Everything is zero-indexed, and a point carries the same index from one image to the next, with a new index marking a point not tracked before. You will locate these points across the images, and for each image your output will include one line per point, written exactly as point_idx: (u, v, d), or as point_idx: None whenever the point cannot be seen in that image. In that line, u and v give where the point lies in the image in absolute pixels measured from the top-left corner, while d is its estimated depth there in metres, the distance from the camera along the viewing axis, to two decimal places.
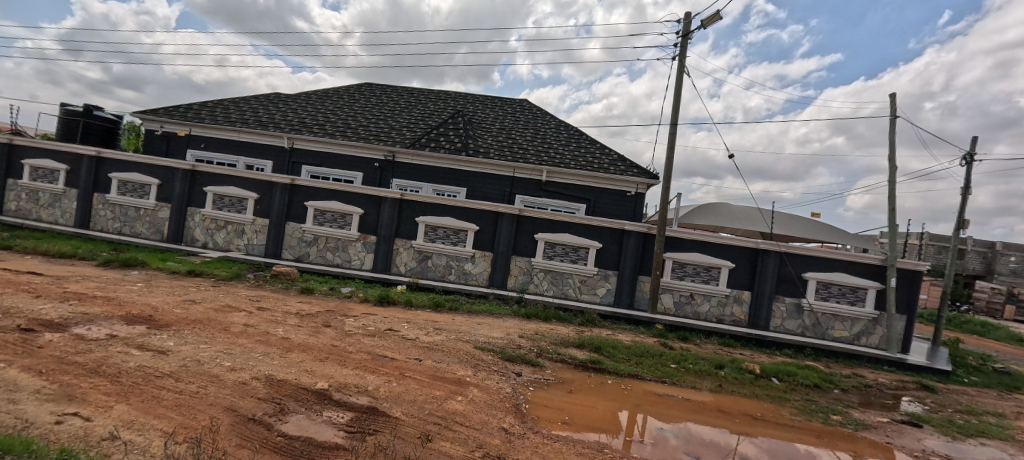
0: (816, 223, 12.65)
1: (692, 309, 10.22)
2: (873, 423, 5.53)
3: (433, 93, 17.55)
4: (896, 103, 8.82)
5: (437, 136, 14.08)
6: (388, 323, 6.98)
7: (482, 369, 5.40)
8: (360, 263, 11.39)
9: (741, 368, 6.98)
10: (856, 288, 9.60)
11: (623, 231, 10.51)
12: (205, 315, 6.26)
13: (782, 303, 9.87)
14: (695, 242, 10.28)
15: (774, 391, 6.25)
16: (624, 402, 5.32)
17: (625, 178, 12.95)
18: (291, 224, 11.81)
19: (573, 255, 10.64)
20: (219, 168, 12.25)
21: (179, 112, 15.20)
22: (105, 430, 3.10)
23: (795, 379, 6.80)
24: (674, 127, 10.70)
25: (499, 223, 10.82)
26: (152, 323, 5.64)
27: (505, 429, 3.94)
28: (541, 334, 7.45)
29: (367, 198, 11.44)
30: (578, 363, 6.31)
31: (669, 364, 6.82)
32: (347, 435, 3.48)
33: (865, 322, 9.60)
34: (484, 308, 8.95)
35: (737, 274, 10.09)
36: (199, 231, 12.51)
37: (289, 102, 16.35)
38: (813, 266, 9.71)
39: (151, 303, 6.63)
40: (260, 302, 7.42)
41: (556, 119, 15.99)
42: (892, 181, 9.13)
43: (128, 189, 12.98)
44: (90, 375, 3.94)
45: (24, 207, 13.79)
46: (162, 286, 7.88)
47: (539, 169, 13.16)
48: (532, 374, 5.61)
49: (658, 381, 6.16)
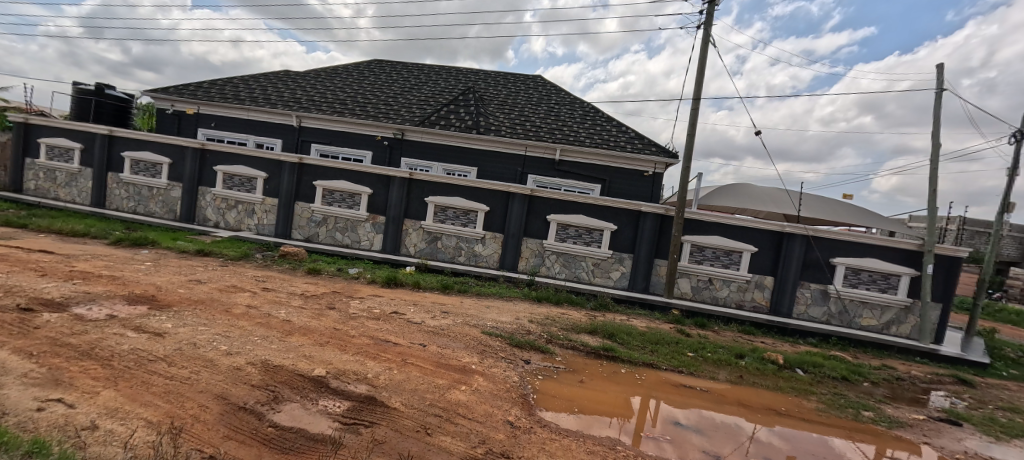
0: (846, 205, 12.02)
1: (710, 294, 9.83)
2: (908, 420, 5.16)
3: (444, 69, 17.08)
4: (944, 74, 8.11)
5: (448, 114, 13.69)
6: (394, 305, 6.80)
7: (490, 356, 5.16)
8: (370, 244, 11.24)
9: (764, 359, 6.62)
10: (887, 275, 9.10)
11: (640, 213, 10.08)
12: (208, 296, 6.14)
13: (807, 289, 9.41)
14: (715, 225, 9.81)
15: (799, 384, 5.89)
16: (636, 392, 5.05)
17: (642, 157, 12.44)
18: (301, 204, 11.68)
19: (587, 238, 10.30)
20: (228, 146, 12.12)
21: (190, 90, 15.08)
22: (87, 419, 2.95)
23: (821, 371, 6.42)
24: (696, 103, 10.12)
25: (510, 203, 10.49)
26: (153, 303, 5.52)
27: (510, 423, 3.70)
28: (552, 319, 7.18)
29: (375, 177, 11.20)
30: (589, 350, 6.03)
31: (686, 353, 6.49)
32: (341, 427, 3.28)
33: (896, 310, 9.12)
34: (494, 291, 8.72)
35: (759, 258, 9.63)
36: (211, 211, 12.49)
37: (298, 79, 16.08)
38: (842, 251, 9.20)
39: (156, 282, 6.52)
40: (266, 283, 7.28)
41: (571, 96, 15.41)
42: (934, 161, 8.47)
43: (141, 169, 12.99)
44: (81, 359, 3.81)
45: (43, 186, 13.95)
46: (170, 266, 7.81)
47: (552, 148, 12.72)
48: (542, 362, 5.35)
49: (675, 370, 5.84)
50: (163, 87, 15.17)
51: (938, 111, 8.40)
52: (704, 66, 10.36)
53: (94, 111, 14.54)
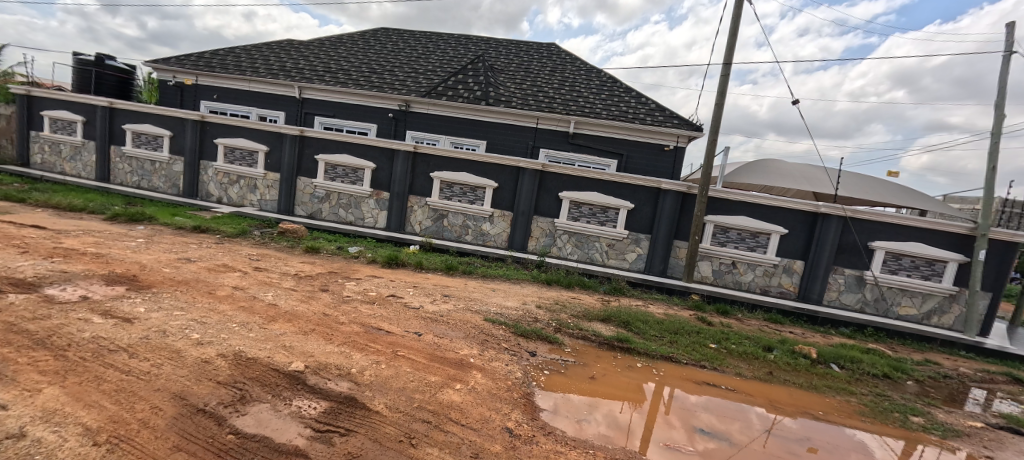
0: (883, 185, 11.19)
1: (733, 278, 9.24)
2: (964, 429, 4.59)
3: (454, 37, 16.25)
4: (1015, 33, 7.14)
5: (455, 84, 13.01)
6: (392, 288, 6.36)
7: (492, 348, 4.69)
8: (374, 221, 10.81)
9: (794, 352, 6.06)
10: (932, 261, 8.47)
11: (660, 191, 9.37)
12: (194, 276, 5.74)
13: (840, 275, 8.84)
14: (743, 205, 9.08)
15: (836, 383, 5.33)
16: (653, 388, 4.57)
17: (663, 129, 11.61)
18: (303, 178, 11.26)
19: (601, 217, 9.68)
20: (227, 118, 11.67)
21: (192, 60, 14.63)
22: (15, 424, 2.55)
23: (859, 367, 5.84)
24: (726, 71, 9.23)
25: (521, 179, 9.87)
26: (133, 284, 5.12)
27: (509, 430, 3.23)
28: (561, 304, 6.67)
29: (379, 151, 10.66)
30: (602, 340, 5.50)
31: (708, 345, 5.93)
32: (311, 436, 2.82)
33: (939, 299, 8.54)
34: (500, 273, 8.21)
35: (790, 241, 8.98)
36: (213, 186, 12.17)
37: (302, 49, 15.49)
38: (882, 234, 8.57)
39: (142, 260, 6.13)
40: (259, 262, 6.88)
41: (587, 65, 14.49)
42: (997, 134, 7.57)
43: (143, 142, 12.67)
44: (33, 349, 3.42)
45: (48, 159, 13.75)
46: (162, 242, 7.46)
47: (565, 120, 11.97)
48: (550, 355, 4.86)
49: (696, 365, 5.27)
50: (165, 57, 14.72)
51: (1004, 77, 7.46)
52: (736, 29, 9.43)
53: (95, 82, 14.20)
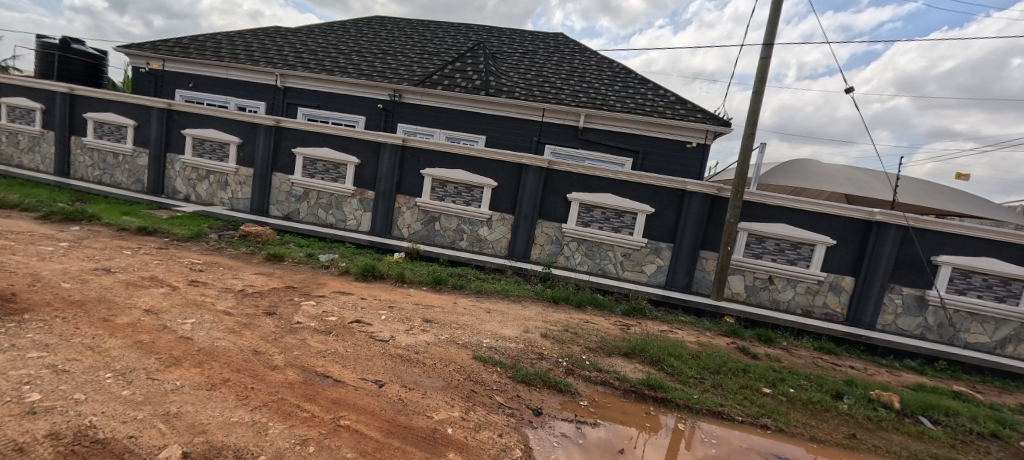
0: (935, 195, 9.89)
1: (769, 296, 7.96)
2: None
3: (453, 26, 14.98)
4: None
5: (452, 72, 11.73)
6: (359, 310, 5.03)
7: (482, 406, 3.37)
8: (356, 224, 9.54)
9: (870, 401, 4.75)
10: (1008, 281, 7.14)
11: (686, 193, 8.06)
12: (101, 294, 4.44)
13: (897, 295, 7.52)
14: (783, 211, 7.77)
15: (940, 450, 3.99)
16: (696, 450, 3.40)
17: (686, 124, 10.29)
18: (278, 175, 9.99)
19: (616, 222, 8.39)
20: (196, 106, 10.41)
21: (166, 45, 13.42)
22: None
23: (958, 423, 4.51)
24: (765, 54, 7.94)
25: (524, 177, 8.57)
26: (3, 307, 3.81)
27: None
28: (573, 333, 5.33)
29: (364, 144, 9.37)
30: (629, 388, 4.16)
31: (763, 390, 4.58)
32: None
33: (1016, 326, 7.19)
34: (497, 288, 6.90)
35: (837, 254, 7.68)
36: (180, 182, 10.90)
37: (288, 36, 14.27)
38: (949, 247, 7.27)
39: (43, 271, 4.84)
40: (200, 274, 5.57)
41: (597, 55, 13.19)
42: None
43: (105, 132, 11.41)
44: None
45: (5, 150, 12.50)
46: (90, 247, 6.16)
47: (574, 113, 10.69)
48: (563, 414, 3.53)
49: (756, 424, 3.91)
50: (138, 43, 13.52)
51: None
52: (776, 7, 8.16)
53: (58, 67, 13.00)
